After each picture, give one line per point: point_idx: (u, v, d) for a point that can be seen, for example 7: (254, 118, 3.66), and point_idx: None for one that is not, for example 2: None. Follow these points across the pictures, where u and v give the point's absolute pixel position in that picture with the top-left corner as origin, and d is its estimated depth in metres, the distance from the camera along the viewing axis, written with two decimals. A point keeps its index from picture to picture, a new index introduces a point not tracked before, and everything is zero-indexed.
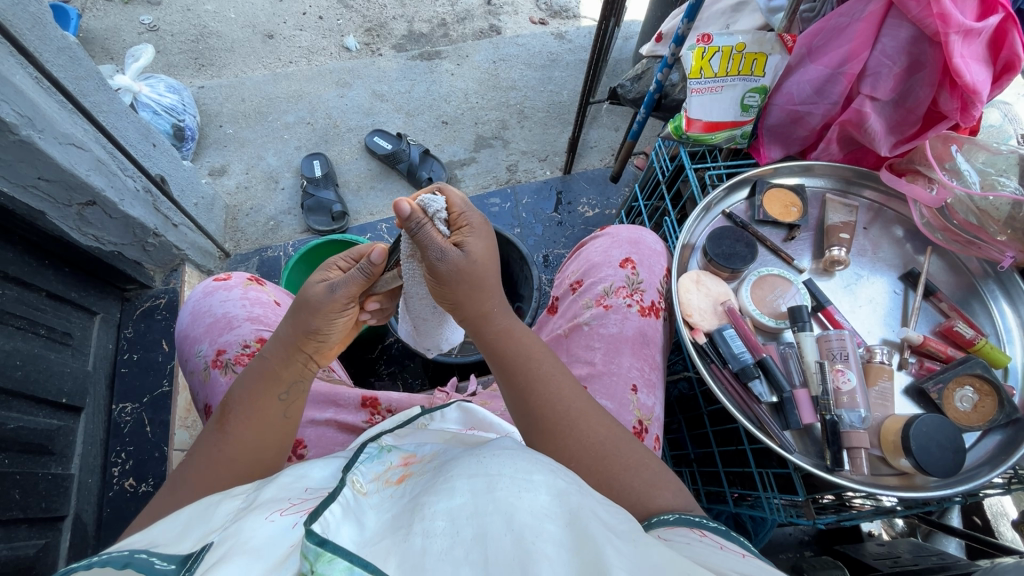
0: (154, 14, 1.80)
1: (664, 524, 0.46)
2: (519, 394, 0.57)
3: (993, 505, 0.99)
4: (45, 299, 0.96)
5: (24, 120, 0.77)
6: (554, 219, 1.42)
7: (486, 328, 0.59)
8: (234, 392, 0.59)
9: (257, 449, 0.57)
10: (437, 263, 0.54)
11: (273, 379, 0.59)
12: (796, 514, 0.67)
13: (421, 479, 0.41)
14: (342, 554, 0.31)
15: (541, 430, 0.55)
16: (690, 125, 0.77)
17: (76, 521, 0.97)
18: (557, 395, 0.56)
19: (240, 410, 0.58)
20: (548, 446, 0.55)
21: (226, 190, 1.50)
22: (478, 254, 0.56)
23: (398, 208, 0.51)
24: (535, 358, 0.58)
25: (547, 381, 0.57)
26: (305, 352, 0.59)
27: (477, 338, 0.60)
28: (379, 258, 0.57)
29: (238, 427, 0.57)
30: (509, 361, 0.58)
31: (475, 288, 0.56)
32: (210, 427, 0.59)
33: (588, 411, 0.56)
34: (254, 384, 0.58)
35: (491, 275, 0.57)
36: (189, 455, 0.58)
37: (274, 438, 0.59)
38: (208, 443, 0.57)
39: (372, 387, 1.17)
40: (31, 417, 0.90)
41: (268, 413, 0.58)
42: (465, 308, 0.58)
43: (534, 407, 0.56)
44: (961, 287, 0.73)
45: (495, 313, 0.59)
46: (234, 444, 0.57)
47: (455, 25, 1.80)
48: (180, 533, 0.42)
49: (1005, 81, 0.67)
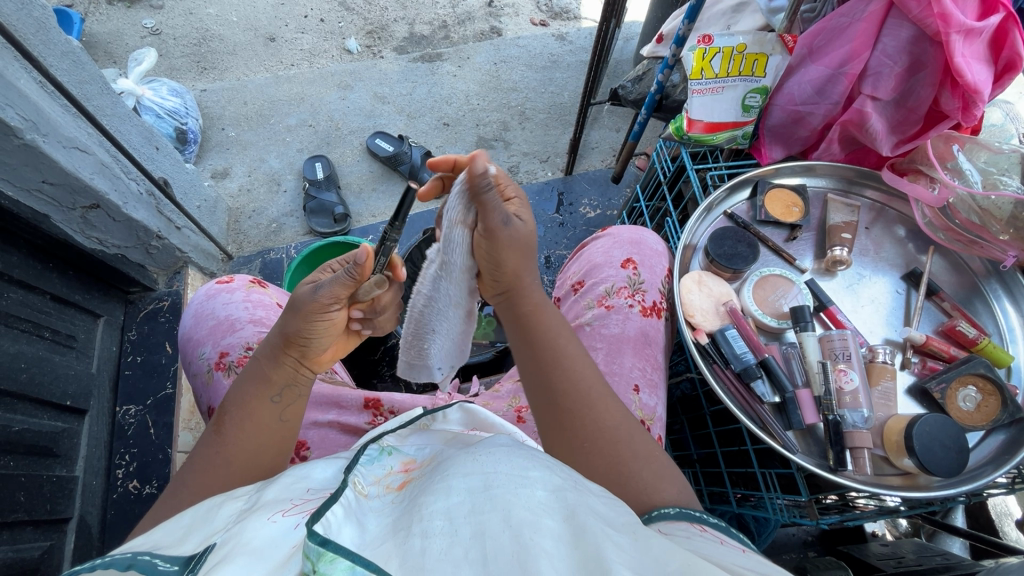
0: (156, 18, 1.81)
1: (664, 517, 0.46)
2: (543, 372, 0.56)
3: (997, 505, 0.99)
4: (50, 302, 0.97)
5: (28, 124, 0.77)
6: (556, 220, 1.42)
7: (521, 300, 0.59)
8: (231, 395, 0.60)
9: (256, 450, 0.58)
10: (501, 228, 0.54)
11: (264, 383, 0.59)
12: (799, 514, 0.68)
13: (422, 478, 0.41)
14: (343, 553, 0.32)
15: (561, 411, 0.55)
16: (691, 126, 0.77)
17: (80, 523, 0.97)
18: (580, 376, 0.56)
19: (235, 414, 0.58)
20: (566, 428, 0.55)
21: (228, 192, 1.51)
22: (530, 224, 0.58)
23: (472, 175, 0.50)
24: (562, 336, 0.58)
25: (571, 362, 0.57)
26: (291, 355, 0.59)
27: (510, 312, 0.60)
28: (365, 258, 0.55)
29: (234, 430, 0.58)
30: (537, 335, 0.58)
31: (526, 257, 0.58)
32: (207, 431, 0.59)
33: (606, 397, 0.56)
34: (248, 387, 0.59)
35: (534, 248, 0.60)
36: (189, 458, 0.58)
37: (272, 439, 0.59)
38: (205, 447, 0.58)
39: (374, 388, 1.18)
40: (36, 419, 0.90)
41: (262, 417, 0.58)
42: (510, 277, 0.58)
43: (556, 384, 0.56)
44: (964, 286, 0.73)
45: (532, 286, 0.60)
46: (232, 446, 0.57)
47: (456, 27, 1.81)
48: (182, 535, 0.42)
49: (1006, 81, 0.67)
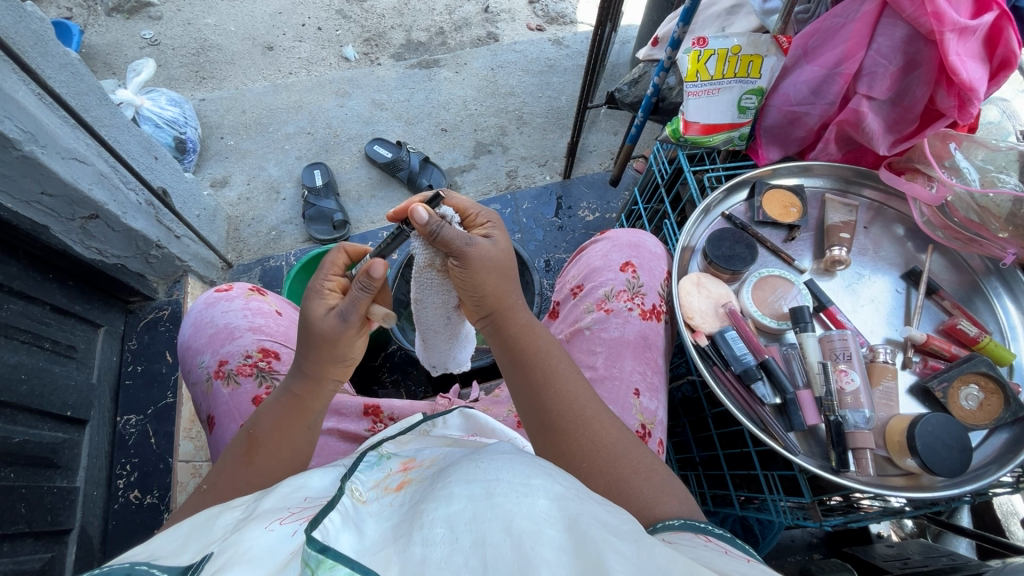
0: (155, 29, 1.83)
1: (669, 529, 0.46)
2: (534, 392, 0.57)
3: (1003, 504, 0.98)
4: (49, 313, 0.97)
5: (27, 136, 0.78)
6: (554, 223, 1.42)
7: (507, 323, 0.60)
8: (262, 422, 0.59)
9: (285, 469, 0.59)
10: (469, 250, 0.56)
11: (301, 408, 0.59)
12: (803, 516, 0.67)
13: (420, 486, 0.41)
14: (342, 561, 0.32)
15: (556, 431, 0.55)
16: (687, 128, 0.77)
17: (81, 534, 0.97)
18: (572, 394, 0.56)
19: (270, 441, 0.58)
20: (562, 446, 0.54)
21: (227, 201, 1.51)
22: (504, 244, 0.60)
23: (415, 215, 0.54)
24: (553, 355, 0.59)
25: (562, 380, 0.57)
26: (330, 378, 0.60)
27: (495, 334, 0.61)
28: (381, 273, 0.55)
29: (268, 457, 0.57)
30: (528, 356, 0.58)
31: (502, 280, 0.59)
32: (234, 461, 0.58)
33: (601, 414, 0.56)
34: (284, 412, 0.59)
35: (513, 270, 0.61)
36: (212, 495, 0.56)
37: (299, 458, 0.60)
38: (234, 475, 0.57)
39: (375, 395, 1.17)
40: (36, 430, 0.91)
41: (296, 440, 0.59)
42: (491, 300, 0.59)
43: (549, 406, 0.56)
44: (963, 284, 0.73)
45: (518, 308, 0.60)
46: (271, 464, 0.57)
47: (453, 33, 1.82)
48: (180, 545, 0.42)
49: (1001, 78, 0.67)
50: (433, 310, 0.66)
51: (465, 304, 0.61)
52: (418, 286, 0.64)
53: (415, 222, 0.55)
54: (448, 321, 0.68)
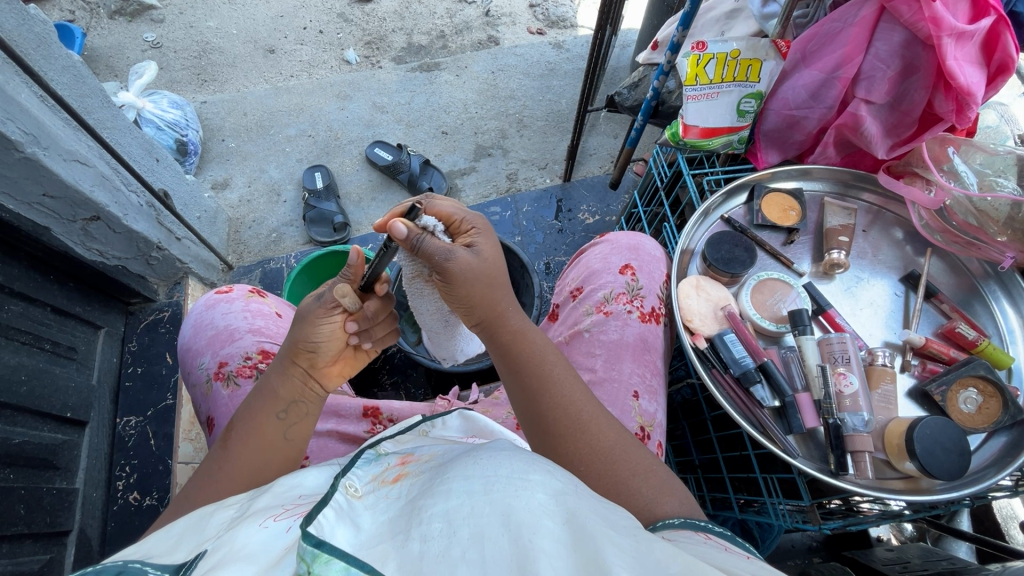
0: (157, 31, 1.84)
1: (669, 527, 0.46)
2: (529, 398, 0.57)
3: (1003, 508, 0.97)
4: (50, 314, 0.97)
5: (29, 137, 0.78)
6: (554, 226, 1.43)
7: (500, 331, 0.60)
8: (240, 411, 0.59)
9: (258, 463, 0.57)
10: (448, 263, 0.56)
11: (272, 398, 0.59)
12: (802, 520, 0.67)
13: (418, 481, 0.41)
14: (338, 555, 0.32)
15: (553, 436, 0.55)
16: (686, 132, 0.77)
17: (80, 536, 0.97)
18: (568, 398, 0.56)
19: (241, 429, 0.58)
20: (559, 451, 0.55)
21: (229, 203, 1.52)
22: (488, 253, 0.59)
23: (395, 230, 0.55)
24: (547, 361, 0.59)
25: (558, 385, 0.57)
26: (300, 365, 0.60)
27: (489, 341, 0.61)
28: (355, 257, 0.59)
29: (238, 445, 0.57)
30: (521, 362, 0.59)
31: (490, 288, 0.58)
32: (213, 449, 0.58)
33: (598, 415, 0.56)
34: (256, 401, 0.59)
35: (502, 277, 0.60)
36: (192, 482, 0.57)
37: (275, 455, 0.58)
38: (209, 463, 0.57)
39: (374, 397, 1.17)
40: (36, 432, 0.91)
41: (269, 432, 0.58)
42: (481, 310, 0.59)
43: (545, 411, 0.56)
44: (962, 288, 0.73)
45: (510, 314, 0.60)
46: (240, 454, 0.57)
47: (454, 36, 1.82)
48: (174, 544, 0.42)
49: (999, 83, 0.67)
50: (429, 314, 0.67)
51: (458, 312, 0.62)
52: (413, 295, 0.65)
53: (395, 237, 0.56)
54: (446, 323, 0.68)
